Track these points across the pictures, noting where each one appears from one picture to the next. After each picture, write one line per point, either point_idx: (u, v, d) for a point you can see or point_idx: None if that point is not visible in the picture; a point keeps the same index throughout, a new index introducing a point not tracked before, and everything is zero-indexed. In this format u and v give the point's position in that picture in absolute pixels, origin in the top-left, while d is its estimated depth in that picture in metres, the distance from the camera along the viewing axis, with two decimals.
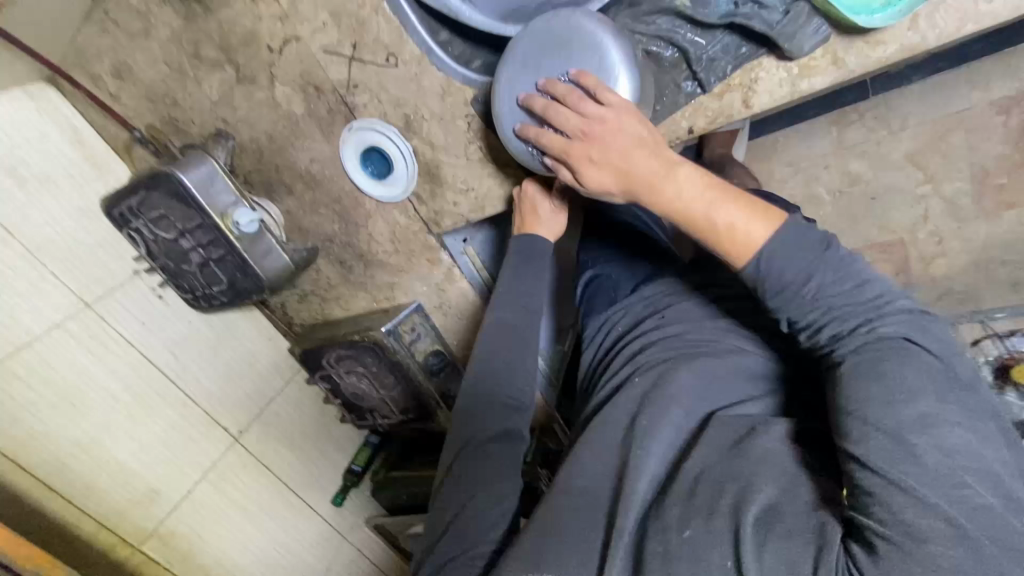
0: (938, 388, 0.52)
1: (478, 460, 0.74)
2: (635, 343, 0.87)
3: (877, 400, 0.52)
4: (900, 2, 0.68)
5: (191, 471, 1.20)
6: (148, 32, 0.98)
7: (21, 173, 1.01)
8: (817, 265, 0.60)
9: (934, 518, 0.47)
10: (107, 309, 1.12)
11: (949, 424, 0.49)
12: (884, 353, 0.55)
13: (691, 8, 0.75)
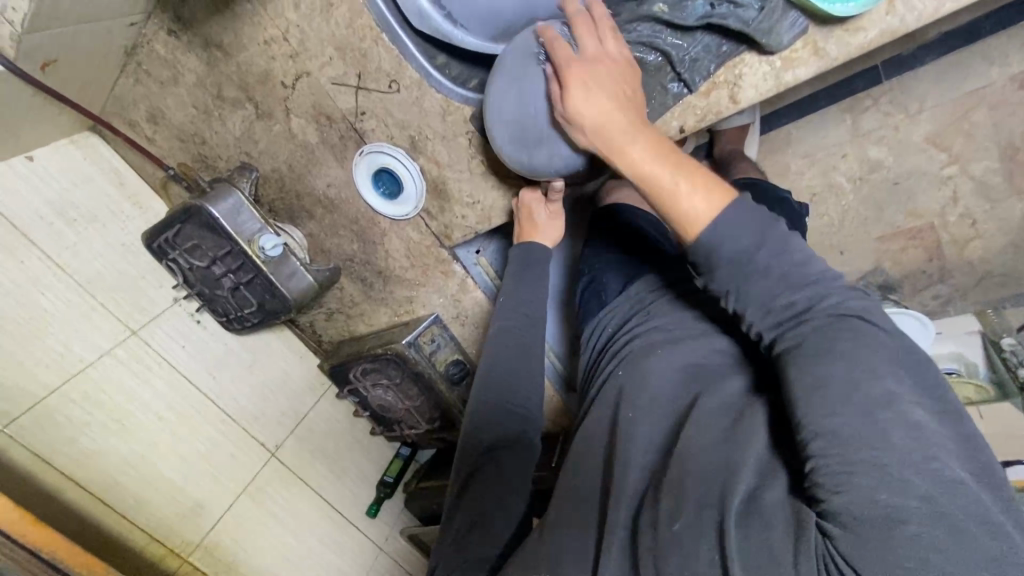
0: (897, 366, 0.53)
1: (491, 472, 0.78)
2: (624, 336, 0.88)
3: (844, 379, 0.53)
4: None
5: (232, 485, 1.27)
6: (176, 79, 1.06)
7: (71, 214, 1.16)
8: (760, 231, 0.64)
9: (910, 498, 0.47)
10: (151, 334, 1.22)
11: (915, 402, 0.51)
12: (843, 330, 0.57)
13: (668, 13, 0.79)
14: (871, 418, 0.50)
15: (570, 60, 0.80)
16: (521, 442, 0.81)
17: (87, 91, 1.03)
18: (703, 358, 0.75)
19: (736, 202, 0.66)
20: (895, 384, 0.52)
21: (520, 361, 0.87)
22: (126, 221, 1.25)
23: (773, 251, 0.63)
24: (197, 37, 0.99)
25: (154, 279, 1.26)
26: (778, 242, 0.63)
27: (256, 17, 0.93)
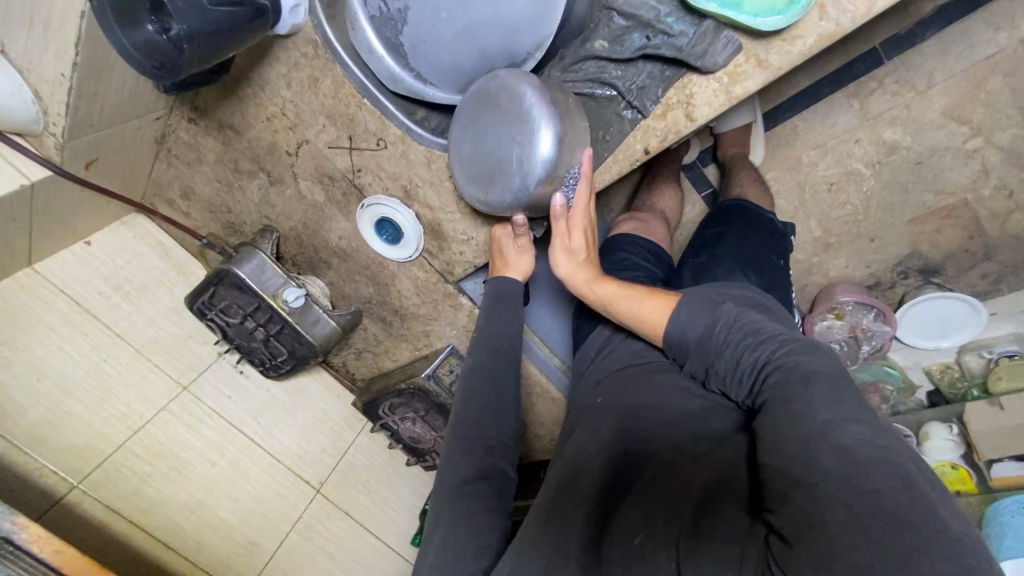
0: (833, 403, 0.64)
1: (464, 499, 0.80)
2: (606, 359, 1.00)
3: (784, 420, 0.65)
4: (798, 1, 0.77)
5: (281, 522, 1.36)
6: (200, 159, 1.19)
7: (125, 287, 1.31)
8: (713, 322, 0.81)
9: (831, 505, 0.56)
10: (199, 388, 1.35)
11: (844, 428, 0.61)
12: (787, 379, 0.69)
13: (608, 49, 0.89)
14: (803, 444, 0.62)
15: (513, 104, 0.88)
16: (500, 461, 0.86)
17: (129, 179, 1.18)
18: (667, 376, 0.87)
19: (690, 306, 0.85)
20: (827, 415, 0.63)
21: (492, 378, 0.94)
22: (172, 287, 1.39)
23: (714, 352, 0.80)
24: (211, 121, 1.11)
25: (199, 337, 1.39)
26: (718, 341, 0.80)
27: (256, 99, 1.03)
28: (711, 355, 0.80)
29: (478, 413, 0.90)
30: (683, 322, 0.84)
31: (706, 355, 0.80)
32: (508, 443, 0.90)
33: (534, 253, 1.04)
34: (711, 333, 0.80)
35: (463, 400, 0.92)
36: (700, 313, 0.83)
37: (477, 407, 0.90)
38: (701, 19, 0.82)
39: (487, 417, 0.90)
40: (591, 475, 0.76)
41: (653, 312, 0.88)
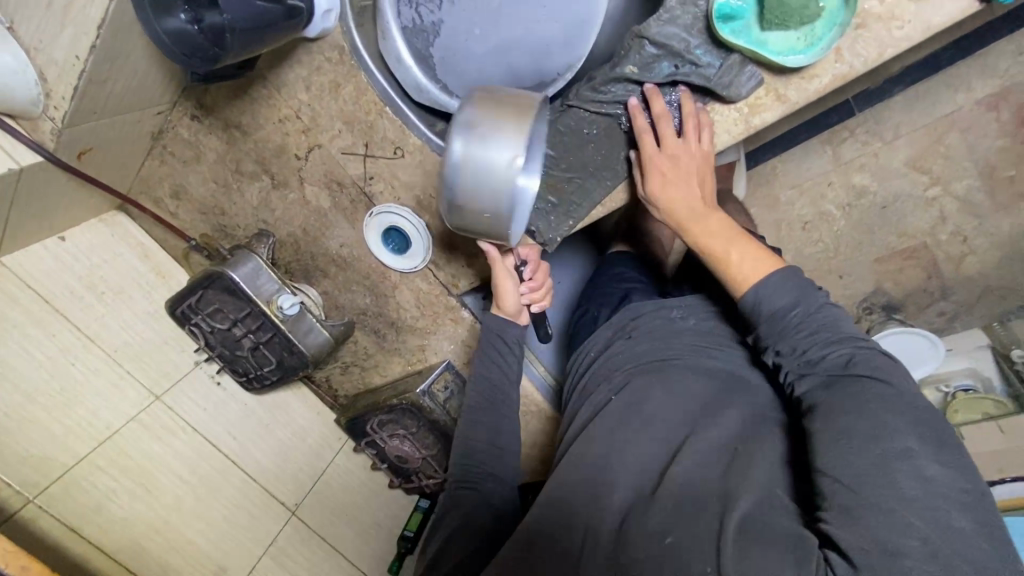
0: (913, 427, 0.63)
1: (472, 517, 0.96)
2: (608, 361, 1.01)
3: (862, 432, 0.64)
4: (820, 42, 0.84)
5: (253, 546, 1.27)
6: (199, 158, 1.16)
7: (100, 288, 1.24)
8: (800, 299, 0.79)
9: (906, 526, 0.56)
10: (173, 398, 1.26)
11: (926, 458, 0.60)
12: (865, 388, 0.68)
13: (639, 73, 0.91)
14: (866, 453, 0.62)
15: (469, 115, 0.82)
16: (499, 485, 0.99)
17: (120, 175, 1.14)
18: (679, 374, 0.88)
19: (784, 275, 0.81)
20: (910, 442, 0.61)
21: (491, 402, 1.04)
22: (150, 290, 1.32)
23: (797, 330, 0.78)
24: (217, 120, 1.09)
25: (177, 344, 1.32)
26: (806, 321, 0.78)
27: (270, 100, 1.02)
28: (796, 335, 0.78)
29: (479, 434, 1.03)
30: (774, 292, 0.80)
31: (784, 334, 0.79)
32: (506, 462, 1.02)
33: (508, 277, 1.01)
34: (795, 313, 0.79)
35: (466, 423, 1.05)
36: (797, 283, 0.80)
37: (478, 429, 1.03)
38: (727, 53, 0.88)
39: (488, 438, 1.02)
40: (615, 487, 0.78)
41: (753, 267, 0.84)
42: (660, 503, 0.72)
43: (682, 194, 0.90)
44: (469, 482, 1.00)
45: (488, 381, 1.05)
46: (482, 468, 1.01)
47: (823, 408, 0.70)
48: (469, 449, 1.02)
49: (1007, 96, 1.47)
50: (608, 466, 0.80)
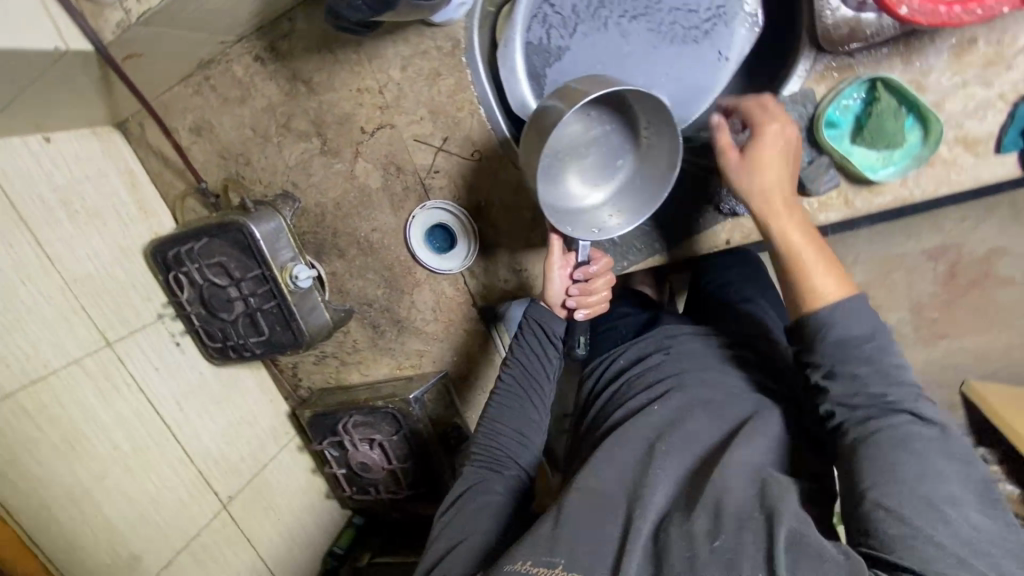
0: (962, 475, 0.66)
1: (480, 506, 0.85)
2: (643, 370, 0.97)
3: (924, 473, 0.65)
4: (898, 162, 0.83)
5: (174, 538, 1.10)
6: (243, 100, 1.07)
7: (73, 205, 1.06)
8: (875, 330, 0.74)
9: (953, 561, 0.59)
10: (126, 350, 1.09)
11: (971, 505, 0.64)
12: (927, 436, 0.68)
13: (739, 147, 0.92)
14: (923, 502, 0.63)
15: (603, 110, 0.87)
16: (514, 478, 0.89)
17: (145, 80, 1.02)
18: (722, 399, 0.87)
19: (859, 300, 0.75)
20: (961, 490, 0.64)
21: (523, 394, 0.95)
22: (128, 223, 1.16)
23: (861, 367, 0.72)
24: (285, 69, 1.02)
25: (143, 290, 1.15)
26: (865, 351, 0.73)
27: (356, 66, 0.98)
28: (858, 363, 0.72)
29: (504, 424, 0.93)
30: (845, 318, 0.74)
31: (851, 358, 0.73)
32: (526, 461, 0.92)
33: (554, 262, 0.95)
34: (856, 344, 0.73)
35: (491, 411, 0.95)
36: (870, 313, 0.74)
37: (503, 420, 0.93)
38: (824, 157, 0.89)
39: (514, 431, 0.93)
40: (652, 491, 0.75)
41: (834, 281, 0.76)
42: (704, 509, 0.70)
43: (774, 182, 0.80)
44: (485, 475, 0.89)
45: (522, 370, 0.96)
46: (503, 463, 0.91)
47: (878, 455, 0.67)
48: (489, 440, 0.92)
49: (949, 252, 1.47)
50: (642, 473, 0.78)
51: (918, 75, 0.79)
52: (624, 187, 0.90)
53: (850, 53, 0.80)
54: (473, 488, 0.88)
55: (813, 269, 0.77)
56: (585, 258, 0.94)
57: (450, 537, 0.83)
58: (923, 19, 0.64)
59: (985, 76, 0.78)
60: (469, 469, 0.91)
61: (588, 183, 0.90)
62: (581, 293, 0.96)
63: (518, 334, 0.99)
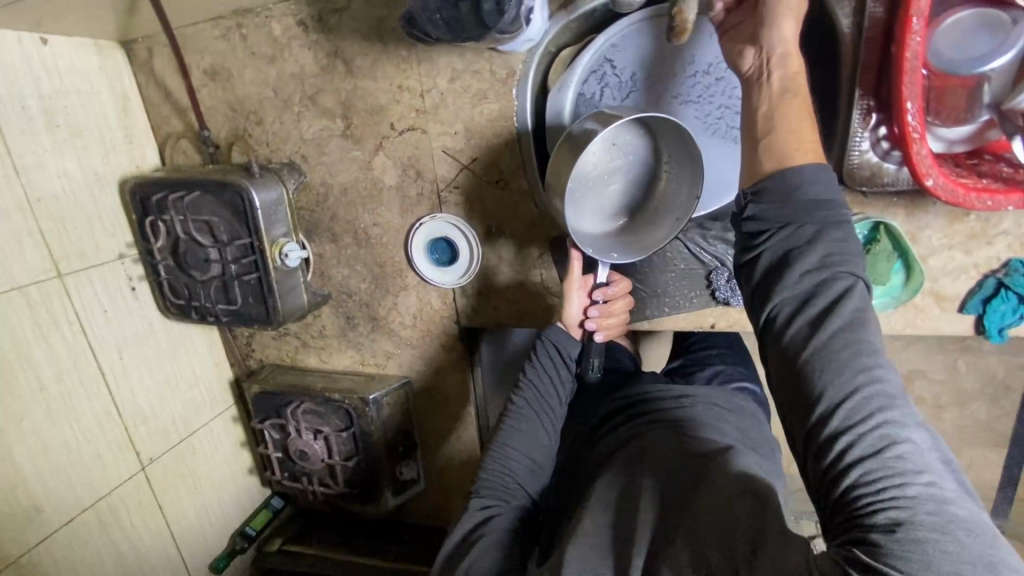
0: (912, 419, 0.56)
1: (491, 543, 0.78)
2: (623, 412, 0.91)
3: (868, 398, 0.56)
4: (893, 293, 0.87)
5: (82, 494, 1.01)
6: (273, 60, 1.02)
7: (56, 119, 0.97)
8: (830, 228, 0.63)
9: (923, 501, 0.51)
10: (77, 285, 1.00)
11: (926, 455, 0.54)
12: (868, 352, 0.58)
13: None
14: (882, 433, 0.54)
15: (631, 130, 0.83)
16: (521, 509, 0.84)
17: (176, 7, 0.95)
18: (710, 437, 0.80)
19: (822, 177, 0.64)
20: (911, 437, 0.54)
21: (534, 417, 0.91)
22: (110, 151, 1.07)
23: (811, 233, 0.63)
24: (327, 43, 0.98)
25: (109, 225, 1.06)
26: (825, 220, 0.63)
27: (403, 64, 0.96)
28: (812, 228, 0.63)
29: (514, 448, 0.88)
30: (811, 183, 0.64)
31: (800, 216, 0.63)
32: (533, 493, 0.88)
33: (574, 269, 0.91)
34: (818, 213, 0.63)
35: (500, 434, 0.90)
36: (827, 193, 0.64)
37: (512, 444, 0.88)
38: None
39: (523, 456, 0.88)
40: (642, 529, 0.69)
41: (795, 141, 0.67)
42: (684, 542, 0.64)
43: (788, 92, 0.69)
44: (493, 504, 0.84)
45: (535, 392, 0.92)
46: (511, 491, 0.86)
47: (829, 372, 0.57)
48: (498, 466, 0.87)
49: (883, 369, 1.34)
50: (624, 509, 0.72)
51: (914, 227, 0.83)
52: (655, 201, 0.87)
53: (859, 191, 0.83)
54: (481, 520, 0.82)
55: (786, 150, 0.66)
56: (605, 280, 0.92)
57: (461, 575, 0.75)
58: (942, 195, 0.66)
59: (968, 247, 0.82)
60: (475, 497, 0.85)
61: (609, 210, 0.87)
62: (602, 314, 0.93)
63: (534, 355, 0.95)
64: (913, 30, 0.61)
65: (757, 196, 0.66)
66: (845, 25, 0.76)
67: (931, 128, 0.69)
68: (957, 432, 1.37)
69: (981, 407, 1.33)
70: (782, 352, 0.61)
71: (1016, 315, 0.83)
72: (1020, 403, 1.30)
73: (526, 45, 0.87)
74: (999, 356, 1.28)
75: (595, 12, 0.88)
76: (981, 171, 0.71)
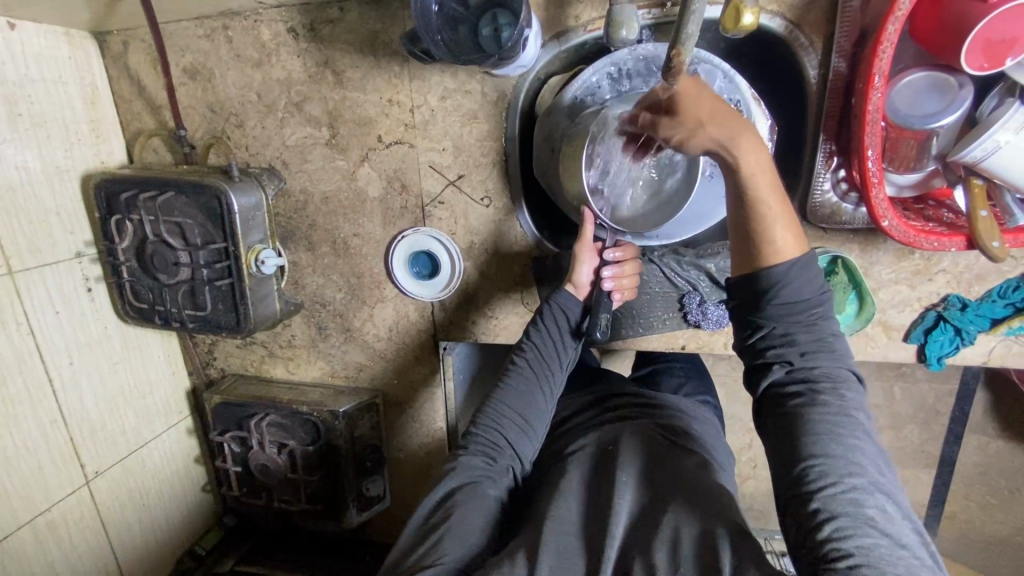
0: (887, 489, 0.62)
1: (468, 507, 0.76)
2: (591, 414, 0.94)
3: (844, 461, 0.62)
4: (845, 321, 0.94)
5: (18, 510, 0.93)
6: (259, 64, 1.01)
7: (18, 107, 0.92)
8: (815, 302, 0.68)
9: (893, 564, 0.56)
10: (28, 285, 0.94)
11: (894, 522, 0.60)
12: (845, 424, 0.64)
13: (716, 273, 0.97)
14: (853, 498, 0.60)
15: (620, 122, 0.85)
16: (505, 475, 0.82)
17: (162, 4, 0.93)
18: (675, 448, 0.82)
19: (800, 264, 0.68)
20: (882, 503, 0.60)
21: (534, 377, 0.88)
22: (75, 144, 1.01)
23: (797, 323, 0.68)
24: (318, 52, 0.98)
25: (68, 223, 1.01)
26: (813, 310, 0.68)
27: (394, 78, 0.97)
28: (801, 321, 0.68)
29: (508, 408, 0.86)
30: (789, 276, 0.67)
31: (785, 314, 0.68)
32: (523, 459, 0.85)
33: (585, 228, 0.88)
34: (807, 306, 0.68)
35: (499, 394, 0.87)
36: (811, 278, 0.68)
37: (508, 403, 0.86)
38: None
39: (517, 415, 0.86)
40: (615, 519, 0.70)
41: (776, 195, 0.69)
42: (662, 539, 0.66)
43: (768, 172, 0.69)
44: (482, 466, 0.81)
45: (535, 353, 0.89)
46: (501, 451, 0.84)
47: (814, 447, 0.63)
48: (492, 425, 0.85)
49: None
50: (597, 505, 0.73)
51: (867, 262, 0.91)
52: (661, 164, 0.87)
53: (820, 228, 0.90)
54: (469, 480, 0.79)
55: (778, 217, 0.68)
56: (612, 241, 0.91)
57: (439, 536, 0.73)
58: (896, 236, 0.73)
59: (913, 282, 0.91)
60: (464, 454, 0.82)
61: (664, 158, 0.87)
62: (615, 275, 0.89)
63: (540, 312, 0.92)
64: (875, 87, 0.68)
65: (745, 280, 0.70)
66: (811, 76, 0.83)
67: (885, 174, 0.76)
68: (891, 452, 1.47)
69: (913, 429, 1.44)
70: (776, 426, 0.67)
71: (953, 345, 0.91)
72: (947, 427, 1.41)
73: (519, 71, 0.90)
74: (929, 382, 1.39)
75: (585, 44, 0.92)
76: (928, 215, 0.78)
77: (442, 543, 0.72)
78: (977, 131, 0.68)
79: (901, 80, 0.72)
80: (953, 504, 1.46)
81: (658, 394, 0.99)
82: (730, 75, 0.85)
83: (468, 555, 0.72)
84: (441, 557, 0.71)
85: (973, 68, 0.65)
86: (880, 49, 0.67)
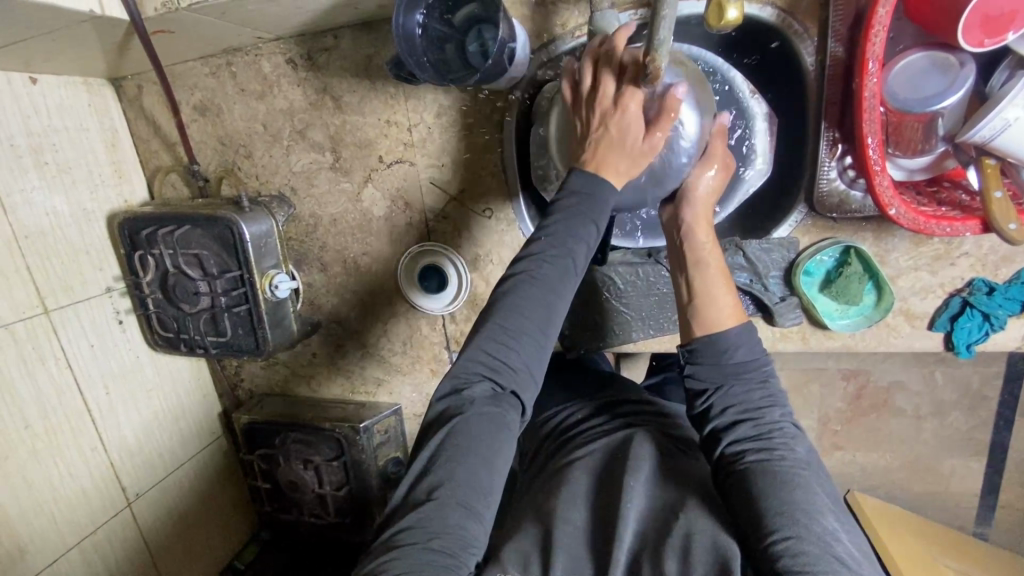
0: (849, 534, 0.64)
1: (467, 461, 0.69)
2: (600, 421, 0.93)
3: (805, 505, 0.64)
4: (864, 312, 0.90)
5: (66, 535, 0.98)
6: (263, 95, 1.04)
7: (44, 156, 0.98)
8: (762, 365, 0.77)
9: None
10: (63, 322, 1.00)
11: (860, 562, 0.61)
12: (803, 471, 0.68)
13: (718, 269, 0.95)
14: (819, 541, 0.61)
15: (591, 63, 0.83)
16: (506, 407, 0.73)
17: (168, 47, 0.97)
18: (675, 456, 0.80)
19: (746, 333, 0.77)
20: (845, 545, 0.62)
21: (539, 290, 0.75)
22: (98, 187, 1.07)
23: (746, 383, 0.76)
24: (316, 80, 1.01)
25: (96, 261, 1.07)
26: (762, 371, 0.77)
27: (390, 100, 0.99)
28: (753, 382, 0.76)
29: (511, 328, 0.74)
30: (742, 341, 0.76)
31: (733, 375, 0.76)
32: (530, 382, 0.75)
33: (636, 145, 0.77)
34: (752, 367, 0.76)
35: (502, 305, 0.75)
36: (758, 347, 0.78)
37: (510, 320, 0.74)
38: (789, 292, 0.91)
39: (521, 335, 0.74)
40: (623, 523, 0.68)
41: (717, 271, 0.80)
42: (673, 548, 0.65)
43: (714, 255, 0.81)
44: (484, 396, 0.73)
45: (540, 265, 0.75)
46: (505, 376, 0.74)
47: (778, 493, 0.65)
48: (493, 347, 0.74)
49: (863, 374, 1.39)
50: (605, 506, 0.73)
51: (882, 250, 0.88)
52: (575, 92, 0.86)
53: (830, 218, 0.87)
54: (472, 417, 0.71)
55: (714, 289, 0.79)
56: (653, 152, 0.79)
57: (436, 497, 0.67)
58: (905, 224, 0.70)
59: (934, 268, 0.87)
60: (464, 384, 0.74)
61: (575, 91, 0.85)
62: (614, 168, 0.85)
63: (555, 216, 0.76)
64: (870, 73, 0.65)
65: (693, 341, 0.79)
66: (808, 63, 0.81)
67: (892, 158, 0.74)
68: (936, 441, 1.40)
69: (958, 415, 1.36)
70: (739, 479, 0.69)
71: (981, 331, 0.87)
72: (995, 412, 1.34)
73: (510, 82, 0.90)
74: (972, 365, 1.32)
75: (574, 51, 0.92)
76: (942, 199, 0.75)
77: (437, 509, 0.66)
78: (984, 110, 0.65)
79: (898, 63, 0.70)
80: (1006, 493, 1.39)
81: (647, 399, 0.98)
82: (726, 71, 0.86)
83: (465, 524, 0.66)
84: (436, 524, 0.65)
85: (971, 45, 0.62)
86: (872, 33, 0.65)
